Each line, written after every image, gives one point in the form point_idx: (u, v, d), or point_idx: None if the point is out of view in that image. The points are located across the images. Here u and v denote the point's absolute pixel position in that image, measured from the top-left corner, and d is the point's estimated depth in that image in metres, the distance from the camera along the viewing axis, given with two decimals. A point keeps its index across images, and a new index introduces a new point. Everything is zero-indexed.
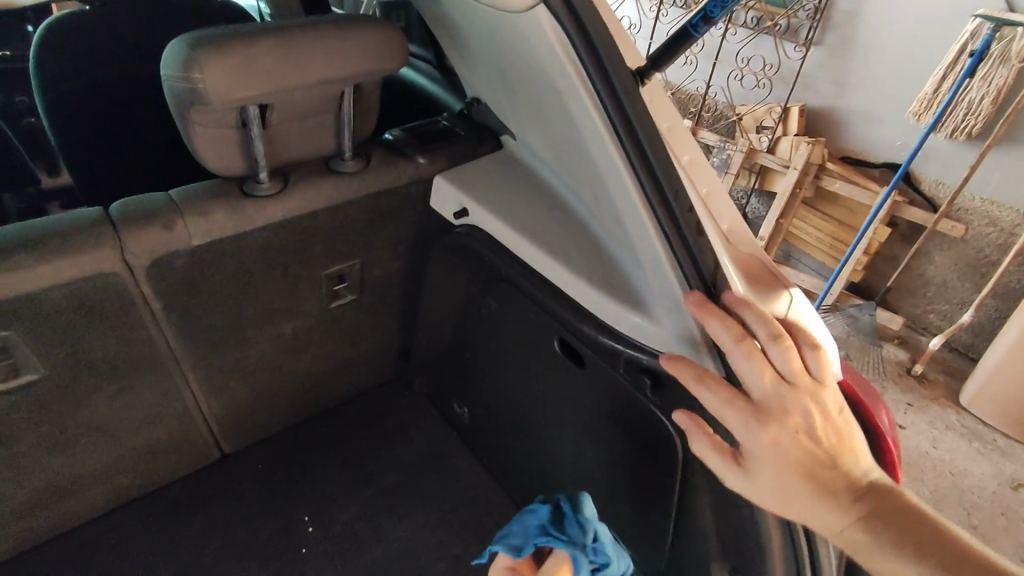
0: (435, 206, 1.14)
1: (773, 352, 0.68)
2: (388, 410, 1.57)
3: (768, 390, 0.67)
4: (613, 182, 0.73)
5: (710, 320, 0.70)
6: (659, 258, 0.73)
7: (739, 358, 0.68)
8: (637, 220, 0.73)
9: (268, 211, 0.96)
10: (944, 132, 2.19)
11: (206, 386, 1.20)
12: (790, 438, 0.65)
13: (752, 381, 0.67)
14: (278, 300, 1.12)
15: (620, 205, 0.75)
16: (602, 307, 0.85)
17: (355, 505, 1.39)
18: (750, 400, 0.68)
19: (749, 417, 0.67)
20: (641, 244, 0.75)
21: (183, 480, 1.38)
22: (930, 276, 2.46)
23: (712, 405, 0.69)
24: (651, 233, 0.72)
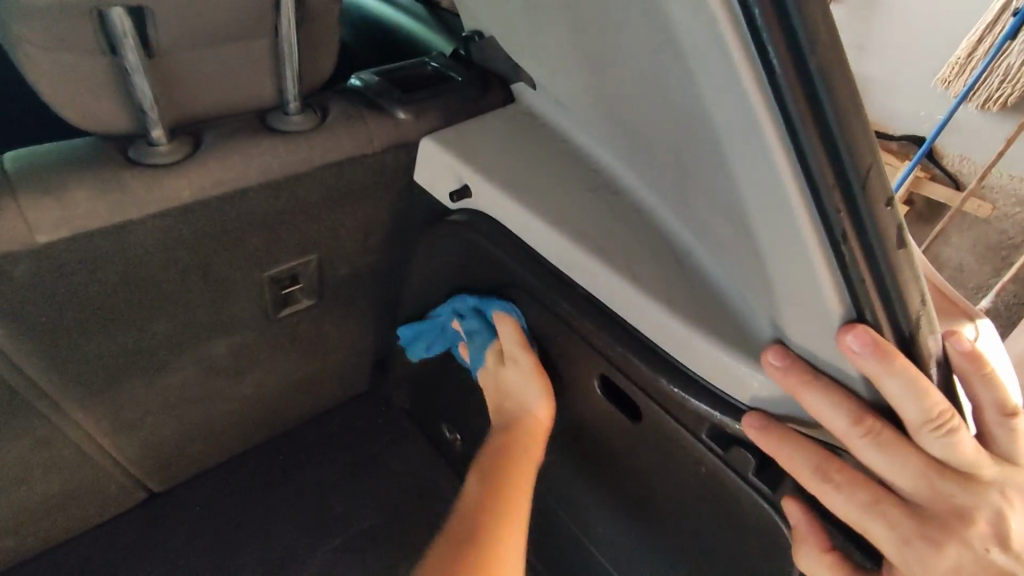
0: (423, 182, 0.82)
1: (930, 440, 0.40)
2: (361, 432, 1.25)
3: (927, 490, 0.40)
4: (743, 158, 0.41)
5: (814, 395, 0.44)
6: (813, 283, 0.42)
7: (866, 448, 0.42)
8: (784, 225, 0.41)
9: (168, 190, 0.63)
10: (976, 102, 1.86)
11: (111, 424, 0.87)
12: (974, 563, 0.39)
13: (896, 478, 0.41)
14: (199, 310, 0.80)
15: (750, 197, 0.43)
16: (684, 349, 0.54)
17: (316, 561, 1.09)
18: (900, 503, 0.42)
19: (904, 536, 0.41)
20: (779, 262, 0.44)
21: (96, 529, 1.06)
22: (944, 258, 2.06)
23: (834, 508, 0.44)
24: (806, 241, 0.41)
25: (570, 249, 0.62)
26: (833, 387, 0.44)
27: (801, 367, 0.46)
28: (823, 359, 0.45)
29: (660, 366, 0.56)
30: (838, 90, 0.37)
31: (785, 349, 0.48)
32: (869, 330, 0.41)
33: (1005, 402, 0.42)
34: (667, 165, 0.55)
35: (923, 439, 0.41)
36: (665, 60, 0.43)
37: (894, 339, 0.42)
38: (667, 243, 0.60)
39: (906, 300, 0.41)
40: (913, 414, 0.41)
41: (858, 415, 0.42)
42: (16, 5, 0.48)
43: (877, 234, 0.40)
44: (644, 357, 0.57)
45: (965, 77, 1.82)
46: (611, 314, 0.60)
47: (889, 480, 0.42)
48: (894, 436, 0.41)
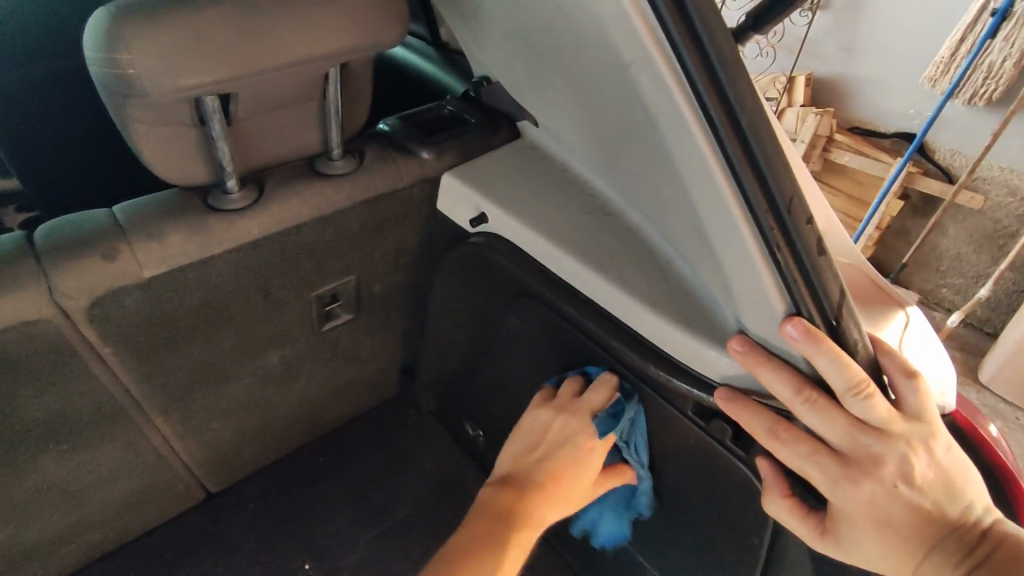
0: (445, 210, 0.95)
1: (853, 403, 0.52)
2: (393, 433, 1.38)
3: (851, 441, 0.52)
4: (699, 190, 0.54)
5: (766, 370, 0.56)
6: (760, 284, 0.55)
7: (805, 412, 0.54)
8: (736, 240, 0.54)
9: (241, 229, 0.77)
10: (961, 98, 1.94)
11: (184, 429, 1.01)
12: (886, 497, 0.51)
13: (827, 432, 0.53)
14: (261, 327, 0.94)
15: (709, 219, 0.56)
16: (669, 340, 0.66)
17: (364, 547, 1.22)
18: (832, 453, 0.54)
19: (833, 476, 0.53)
20: (734, 268, 0.57)
21: (165, 525, 1.19)
22: (944, 250, 2.20)
23: (784, 458, 0.56)
24: (752, 252, 0.53)
25: (572, 261, 0.75)
26: (780, 364, 0.56)
27: (757, 350, 0.58)
28: (773, 341, 0.58)
29: (649, 355, 0.68)
30: (766, 140, 0.49)
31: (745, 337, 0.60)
32: (802, 321, 0.54)
33: (904, 365, 0.56)
34: (647, 191, 0.68)
35: (847, 402, 0.53)
36: (639, 117, 0.56)
37: (823, 325, 0.55)
38: (651, 254, 0.73)
39: (829, 293, 0.54)
40: (839, 383, 0.52)
41: (800, 386, 0.55)
42: (119, 102, 0.61)
43: (802, 245, 0.52)
44: (635, 347, 0.70)
45: (951, 75, 1.91)
46: (608, 313, 0.72)
47: (823, 435, 0.54)
48: (826, 402, 0.54)
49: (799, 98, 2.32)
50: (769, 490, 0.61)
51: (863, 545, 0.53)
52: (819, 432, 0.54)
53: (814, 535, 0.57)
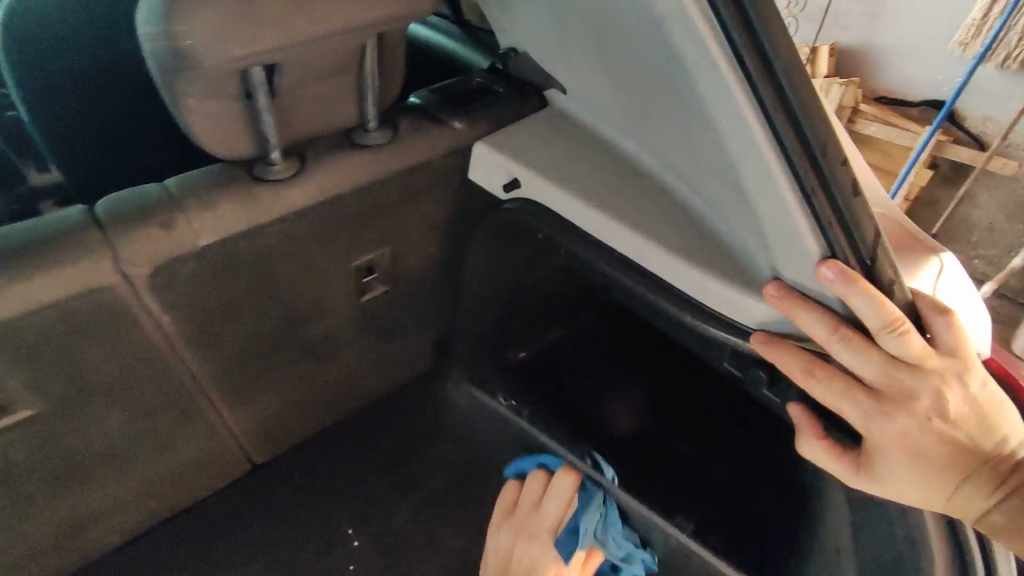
0: (476, 177, 0.97)
1: (888, 340, 0.53)
2: (426, 406, 1.42)
3: (885, 377, 0.54)
4: (733, 139, 0.56)
5: (802, 312, 0.58)
6: (795, 227, 0.56)
7: (841, 349, 0.55)
8: (770, 187, 0.55)
9: (286, 198, 0.80)
10: (994, 61, 1.91)
11: (232, 400, 1.06)
12: (919, 430, 0.53)
13: (862, 369, 0.54)
14: (302, 299, 0.97)
15: (743, 168, 0.57)
16: (704, 290, 0.68)
17: (404, 514, 1.26)
18: (866, 389, 0.55)
19: (867, 411, 0.54)
20: (768, 215, 0.58)
21: (213, 498, 1.24)
22: (975, 220, 2.16)
23: (819, 396, 0.58)
24: (787, 196, 0.55)
25: (606, 221, 0.77)
26: (816, 306, 0.57)
27: (793, 294, 0.59)
28: (809, 285, 0.59)
29: (685, 308, 0.70)
30: (800, 83, 0.50)
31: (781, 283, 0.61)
32: (838, 263, 0.55)
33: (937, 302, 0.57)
34: (680, 148, 0.69)
35: (883, 339, 0.53)
36: (673, 70, 0.57)
37: (858, 266, 0.56)
38: (684, 211, 0.75)
39: (865, 232, 0.55)
40: (874, 320, 0.53)
41: (835, 325, 0.56)
42: (173, 77, 0.64)
43: (836, 186, 0.53)
44: (671, 300, 0.71)
45: (982, 38, 1.88)
46: (641, 268, 0.74)
47: (858, 372, 0.55)
48: (862, 340, 0.55)
49: (823, 70, 2.27)
50: (803, 431, 0.62)
51: (895, 479, 0.55)
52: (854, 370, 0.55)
53: (847, 471, 0.59)
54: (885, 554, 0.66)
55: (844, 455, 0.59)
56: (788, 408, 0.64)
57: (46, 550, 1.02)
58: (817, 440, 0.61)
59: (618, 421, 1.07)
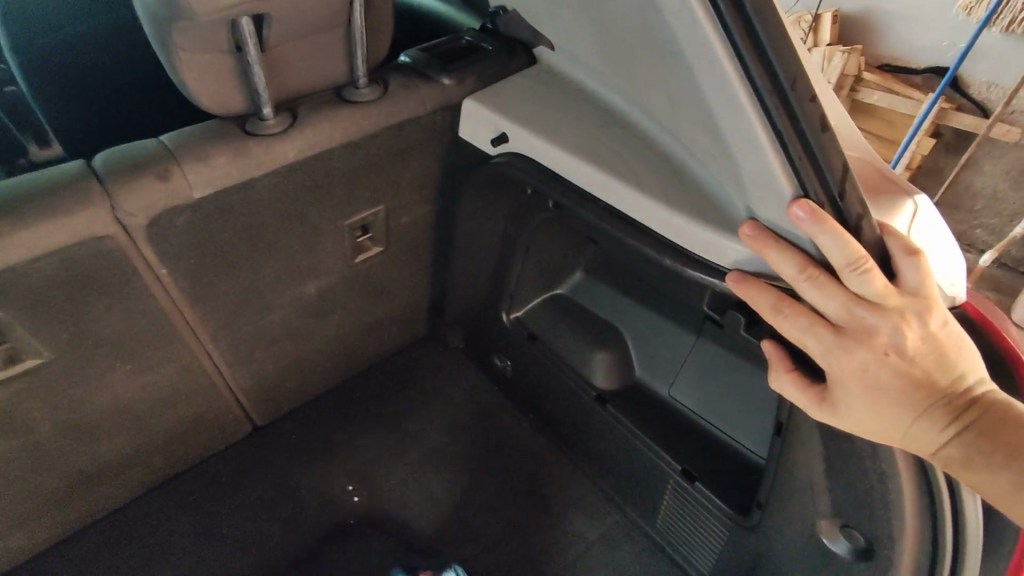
0: (465, 135, 0.99)
1: (851, 278, 0.55)
2: (423, 368, 1.46)
3: (848, 314, 0.55)
4: (708, 82, 0.56)
5: (773, 251, 0.59)
6: (765, 165, 0.57)
7: (806, 287, 0.57)
8: (745, 127, 0.56)
9: (277, 152, 0.82)
10: (999, 27, 1.89)
11: (232, 357, 1.10)
12: (876, 364, 0.54)
13: (825, 306, 0.56)
14: (298, 256, 1.00)
15: (718, 110, 0.58)
16: (683, 233, 0.70)
17: (400, 471, 1.29)
18: (829, 325, 0.56)
19: (828, 347, 0.56)
20: (741, 153, 0.59)
21: (218, 455, 1.29)
22: (979, 188, 2.15)
23: (786, 332, 0.59)
24: (757, 133, 0.56)
25: (590, 170, 0.78)
26: (788, 245, 0.58)
27: (766, 232, 0.60)
28: (782, 224, 0.60)
29: (665, 250, 0.72)
30: (769, 16, 0.51)
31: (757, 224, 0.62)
32: (807, 202, 0.56)
33: (906, 243, 0.57)
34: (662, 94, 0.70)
35: (848, 278, 0.55)
36: (646, 12, 0.58)
37: (828, 205, 0.57)
38: (665, 158, 0.76)
39: (836, 167, 0.56)
40: (839, 259, 0.55)
41: (804, 264, 0.57)
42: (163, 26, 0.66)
43: (805, 122, 0.55)
44: (652, 245, 0.74)
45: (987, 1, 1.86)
46: (624, 216, 0.76)
47: (822, 309, 0.56)
48: (828, 279, 0.56)
49: (825, 38, 2.26)
50: (774, 368, 0.64)
51: (856, 412, 0.56)
52: (819, 307, 0.57)
53: (812, 405, 0.61)
54: (859, 489, 0.68)
55: (810, 390, 0.61)
56: (761, 346, 0.66)
57: (58, 501, 1.06)
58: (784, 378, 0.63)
59: (600, 379, 1.10)
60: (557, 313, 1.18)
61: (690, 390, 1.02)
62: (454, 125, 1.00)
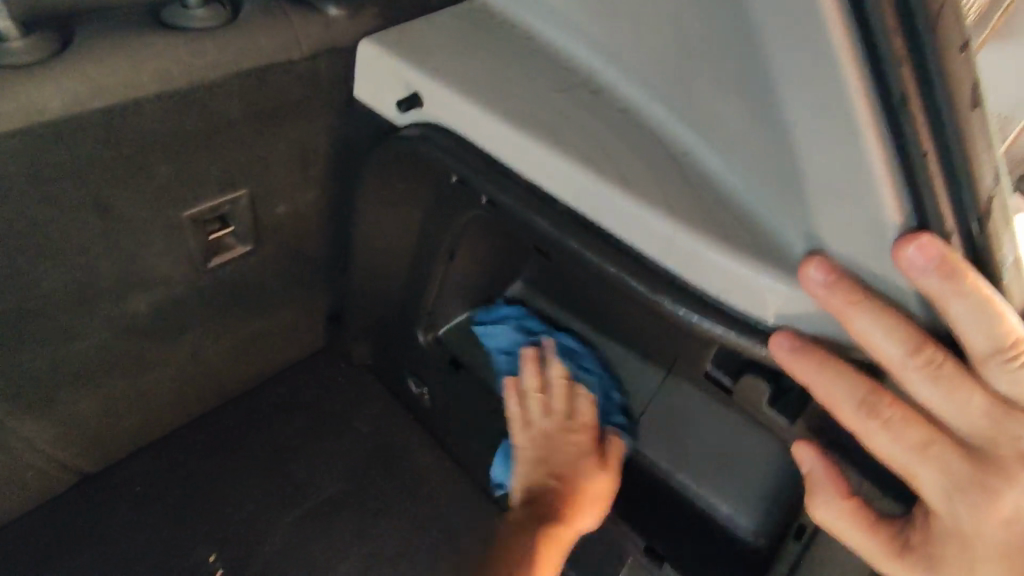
0: (362, 96, 0.69)
1: (997, 373, 0.36)
2: (316, 394, 1.12)
3: (990, 431, 0.37)
4: (779, 16, 0.33)
5: (862, 316, 0.38)
6: (856, 158, 0.35)
7: (919, 381, 0.38)
8: (835, 97, 0.34)
9: (29, 98, 0.49)
10: None
11: (19, 400, 0.76)
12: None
13: (952, 417, 0.38)
14: (106, 257, 0.67)
15: (789, 68, 0.35)
16: (691, 259, 0.46)
17: (281, 533, 0.97)
18: (956, 445, 0.39)
19: (956, 479, 0.39)
20: (810, 139, 0.37)
21: (21, 521, 0.93)
22: None
23: (878, 448, 0.41)
24: (853, 99, 0.33)
25: (547, 154, 0.52)
26: (885, 307, 0.38)
27: (846, 277, 0.39)
28: (871, 263, 0.39)
29: (663, 287, 0.48)
30: None
31: (824, 259, 0.40)
32: (935, 239, 0.34)
33: None
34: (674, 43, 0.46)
35: (990, 370, 0.36)
36: None
37: (954, 234, 0.35)
38: (662, 144, 0.51)
39: (977, 175, 0.34)
40: (981, 343, 0.35)
41: (917, 342, 0.37)
42: None
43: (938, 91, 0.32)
44: (642, 276, 0.49)
45: None
46: (598, 226, 0.51)
47: (945, 419, 0.38)
48: (956, 370, 0.37)
49: None
50: (817, 491, 0.47)
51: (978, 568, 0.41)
52: (937, 412, 0.38)
53: (880, 551, 0.45)
54: None
55: (876, 531, 0.45)
56: (804, 450, 0.48)
57: None
58: (833, 510, 0.47)
59: None
60: None
61: (657, 439, 0.79)
62: (350, 79, 0.70)
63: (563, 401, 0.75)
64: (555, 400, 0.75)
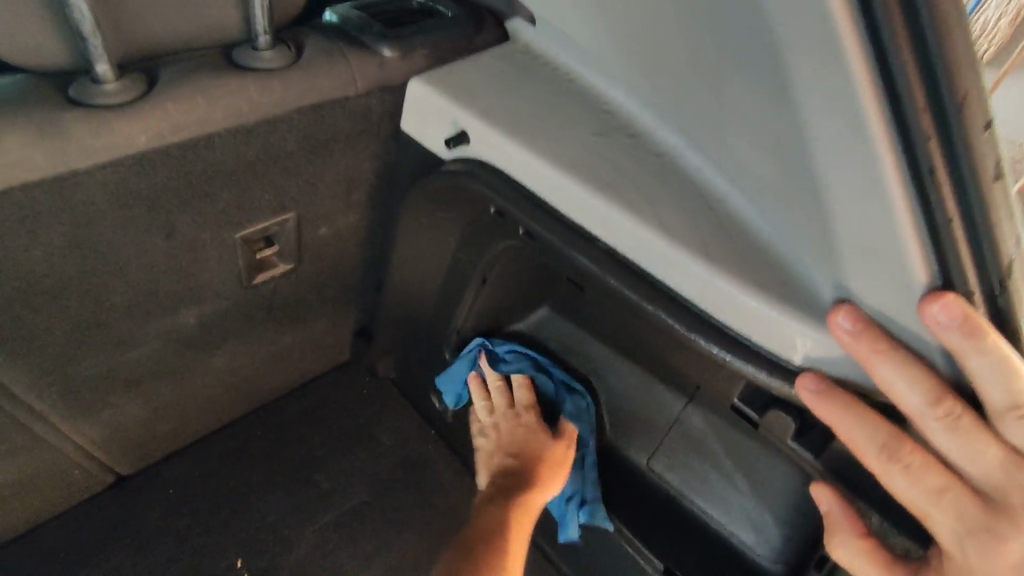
0: (409, 130, 0.74)
1: (1012, 426, 0.38)
2: (341, 406, 1.15)
3: (1000, 479, 0.39)
4: (814, 96, 0.37)
5: (885, 365, 0.42)
6: (885, 220, 0.38)
7: (938, 430, 0.41)
8: (865, 171, 0.37)
9: (113, 133, 0.54)
10: None
11: (72, 405, 0.80)
12: None
13: (968, 466, 0.40)
14: (164, 273, 0.71)
15: (823, 141, 0.39)
16: (724, 301, 0.49)
17: (305, 541, 1.00)
18: (971, 493, 0.41)
19: (971, 525, 0.41)
20: (842, 200, 0.40)
21: (58, 520, 0.96)
22: None
23: (898, 491, 0.44)
24: (883, 169, 0.37)
25: (589, 195, 0.55)
26: (908, 358, 0.41)
27: (873, 328, 0.42)
28: (896, 317, 0.42)
29: (696, 325, 0.51)
30: None
31: (852, 309, 0.44)
32: (959, 300, 0.38)
33: None
34: (710, 104, 0.50)
35: (1005, 423, 0.38)
36: None
37: (977, 295, 0.38)
38: (696, 190, 0.55)
39: (997, 242, 0.37)
40: (998, 397, 0.38)
41: (937, 393, 0.41)
42: None
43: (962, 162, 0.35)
44: (675, 314, 0.52)
45: None
46: (635, 264, 0.54)
47: (959, 466, 0.41)
48: (973, 422, 0.40)
49: None
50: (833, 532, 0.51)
51: None
52: (953, 460, 0.41)
53: None
54: None
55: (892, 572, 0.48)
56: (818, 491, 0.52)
57: None
58: (850, 552, 0.50)
59: None
60: None
61: (671, 462, 0.83)
62: (397, 113, 0.74)
63: (504, 395, 0.93)
64: (514, 391, 0.93)
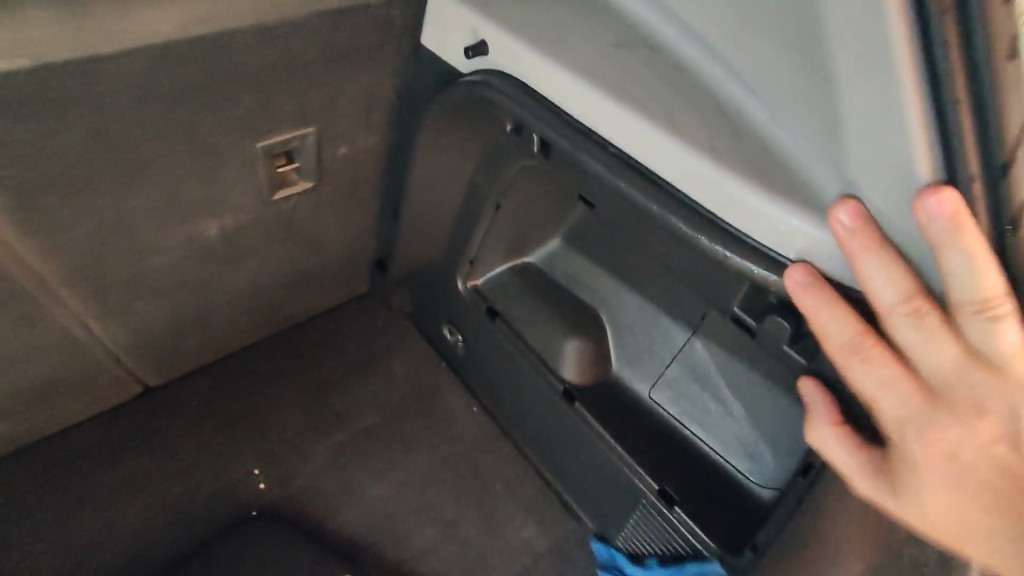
0: (430, 45, 0.74)
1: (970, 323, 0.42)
2: (358, 334, 1.19)
3: (951, 376, 0.43)
4: None
5: (871, 262, 0.45)
6: (898, 133, 0.42)
7: (903, 325, 0.44)
8: (877, 47, 0.41)
9: (134, 20, 0.56)
10: None
11: (100, 306, 0.83)
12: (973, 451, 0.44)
13: (925, 361, 0.44)
14: (187, 177, 0.73)
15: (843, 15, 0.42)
16: (732, 201, 0.52)
17: (319, 455, 1.05)
18: (922, 387, 0.45)
19: (916, 416, 0.46)
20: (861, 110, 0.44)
21: (87, 423, 1.01)
22: None
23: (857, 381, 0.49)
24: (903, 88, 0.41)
25: (605, 102, 0.57)
26: (896, 257, 0.44)
27: (871, 225, 0.45)
28: (895, 213, 0.44)
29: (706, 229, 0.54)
30: None
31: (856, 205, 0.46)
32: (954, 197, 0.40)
33: None
34: (726, 7, 0.51)
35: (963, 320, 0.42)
36: None
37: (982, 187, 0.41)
38: (713, 96, 0.56)
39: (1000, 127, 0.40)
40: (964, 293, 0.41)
41: (911, 293, 0.44)
42: None
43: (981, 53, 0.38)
44: (686, 219, 0.54)
45: None
46: (651, 172, 0.56)
47: (917, 363, 0.45)
48: (937, 321, 0.43)
49: None
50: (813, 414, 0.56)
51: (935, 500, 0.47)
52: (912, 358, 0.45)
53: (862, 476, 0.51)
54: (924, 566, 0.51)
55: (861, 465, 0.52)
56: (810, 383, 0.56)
57: None
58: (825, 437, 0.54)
59: (569, 371, 0.91)
60: (523, 284, 0.96)
61: (673, 393, 0.86)
62: (416, 27, 0.75)
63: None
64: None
